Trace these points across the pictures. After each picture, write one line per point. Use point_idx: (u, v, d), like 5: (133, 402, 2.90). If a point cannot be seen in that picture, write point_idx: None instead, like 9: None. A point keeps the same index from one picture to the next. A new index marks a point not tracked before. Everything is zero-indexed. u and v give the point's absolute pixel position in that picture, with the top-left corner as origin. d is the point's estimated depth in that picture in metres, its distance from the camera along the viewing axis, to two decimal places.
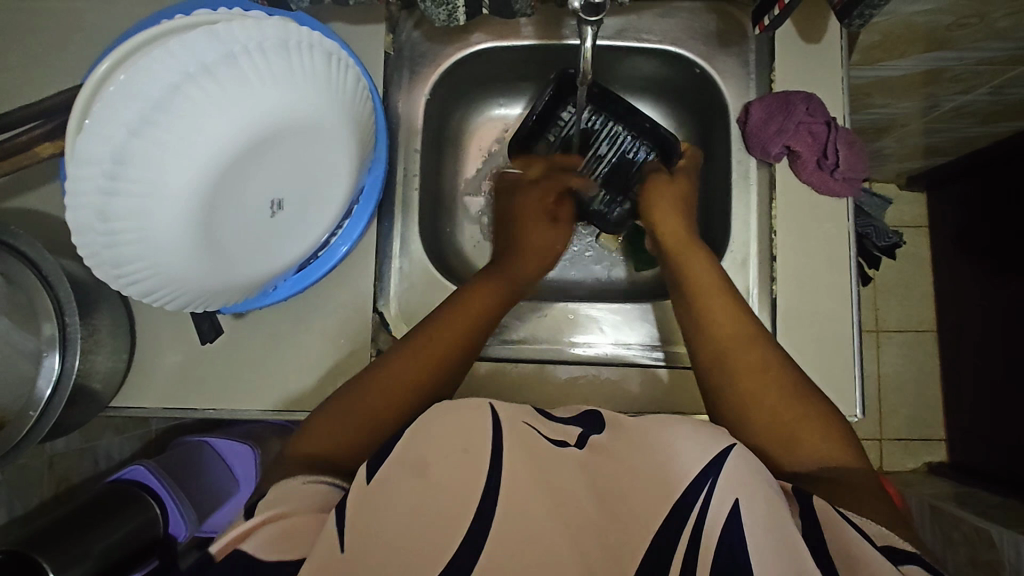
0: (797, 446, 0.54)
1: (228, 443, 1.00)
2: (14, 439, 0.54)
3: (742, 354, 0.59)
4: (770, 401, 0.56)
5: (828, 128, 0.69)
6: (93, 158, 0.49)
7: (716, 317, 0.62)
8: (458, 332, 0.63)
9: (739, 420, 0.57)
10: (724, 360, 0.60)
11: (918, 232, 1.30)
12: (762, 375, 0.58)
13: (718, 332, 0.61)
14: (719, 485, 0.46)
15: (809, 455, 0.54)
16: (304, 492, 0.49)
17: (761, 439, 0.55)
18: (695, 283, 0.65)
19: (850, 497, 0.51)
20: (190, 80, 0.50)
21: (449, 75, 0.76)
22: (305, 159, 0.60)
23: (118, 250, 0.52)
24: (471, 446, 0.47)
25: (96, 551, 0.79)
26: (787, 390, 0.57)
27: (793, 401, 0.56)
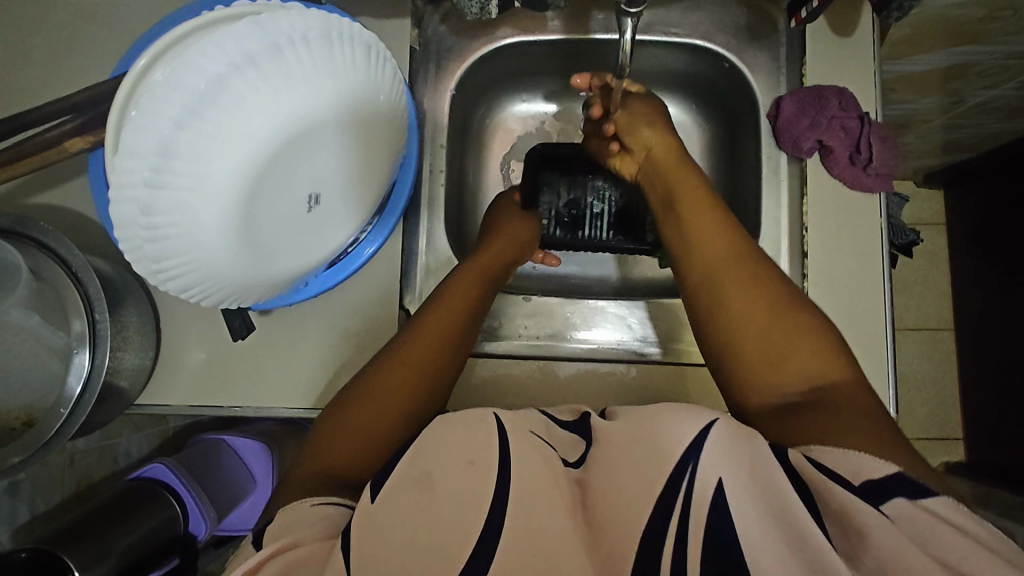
0: (782, 364, 0.50)
1: (244, 441, 0.99)
2: (44, 438, 0.54)
3: (728, 266, 0.55)
4: (754, 314, 0.52)
5: (861, 122, 0.68)
6: (137, 151, 0.47)
7: (700, 233, 0.58)
8: (453, 320, 0.61)
9: (722, 346, 0.53)
10: (710, 274, 0.56)
11: (937, 229, 1.29)
12: (744, 290, 0.54)
13: (704, 247, 0.57)
14: (701, 468, 0.42)
15: (797, 370, 0.50)
16: (315, 516, 0.45)
17: (741, 362, 0.52)
18: (679, 203, 0.61)
19: (844, 421, 0.46)
20: (236, 72, 0.49)
21: (474, 70, 0.75)
22: (339, 153, 0.60)
23: (159, 244, 0.51)
24: (477, 456, 0.45)
25: (119, 547, 0.78)
26: (775, 305, 0.52)
27: (782, 314, 0.52)
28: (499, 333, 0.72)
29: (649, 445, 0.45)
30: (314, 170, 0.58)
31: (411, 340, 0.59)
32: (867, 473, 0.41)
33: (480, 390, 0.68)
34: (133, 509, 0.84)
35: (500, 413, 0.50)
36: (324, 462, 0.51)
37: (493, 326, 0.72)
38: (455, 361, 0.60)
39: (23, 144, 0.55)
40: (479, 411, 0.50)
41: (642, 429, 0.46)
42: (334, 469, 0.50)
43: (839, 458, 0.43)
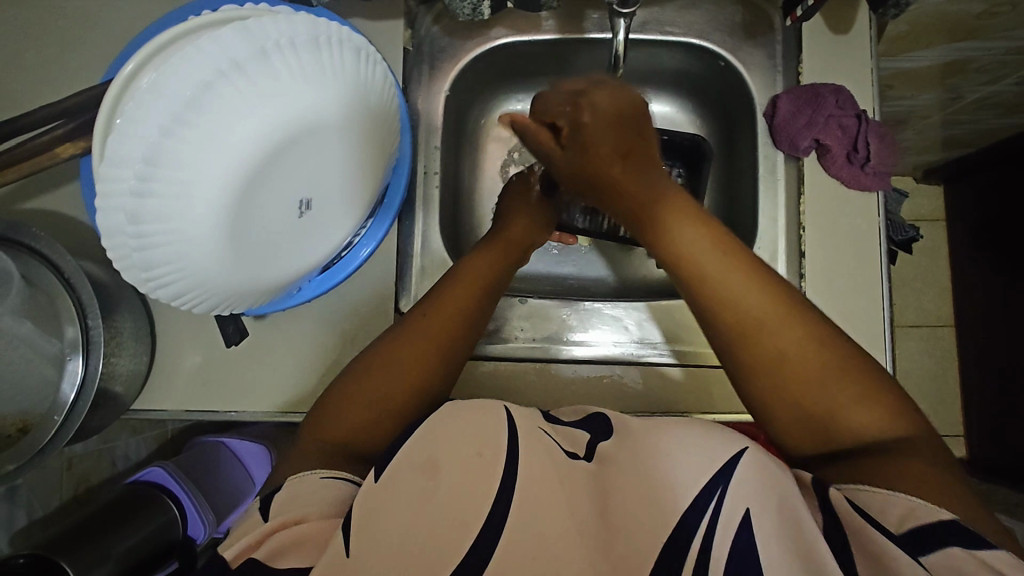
0: (838, 427, 0.46)
1: (243, 444, 0.98)
2: (39, 444, 0.54)
3: (770, 336, 0.48)
4: (803, 373, 0.47)
5: (859, 121, 0.67)
6: (124, 159, 0.47)
7: (736, 301, 0.49)
8: (467, 307, 0.59)
9: (769, 410, 0.49)
10: (753, 347, 0.49)
11: (936, 225, 1.28)
12: (793, 351, 0.48)
13: (737, 316, 0.49)
14: (730, 493, 0.41)
15: (854, 426, 0.46)
16: (321, 492, 0.46)
17: (796, 429, 0.48)
18: (705, 276, 0.51)
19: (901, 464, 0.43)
20: (223, 77, 0.49)
21: (468, 71, 0.75)
22: (331, 158, 0.59)
23: (148, 252, 0.50)
24: (486, 448, 0.44)
25: (116, 552, 0.78)
26: (826, 359, 0.47)
27: (832, 378, 0.47)
28: (495, 335, 0.71)
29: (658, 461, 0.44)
30: (305, 175, 0.58)
31: (416, 324, 0.57)
32: (914, 515, 0.40)
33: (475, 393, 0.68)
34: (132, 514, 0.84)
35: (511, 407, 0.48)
36: (336, 425, 0.52)
37: (491, 327, 0.71)
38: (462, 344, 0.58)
39: (13, 150, 0.54)
40: (496, 404, 0.48)
41: (649, 446, 0.45)
42: (340, 441, 0.51)
43: (889, 499, 0.41)
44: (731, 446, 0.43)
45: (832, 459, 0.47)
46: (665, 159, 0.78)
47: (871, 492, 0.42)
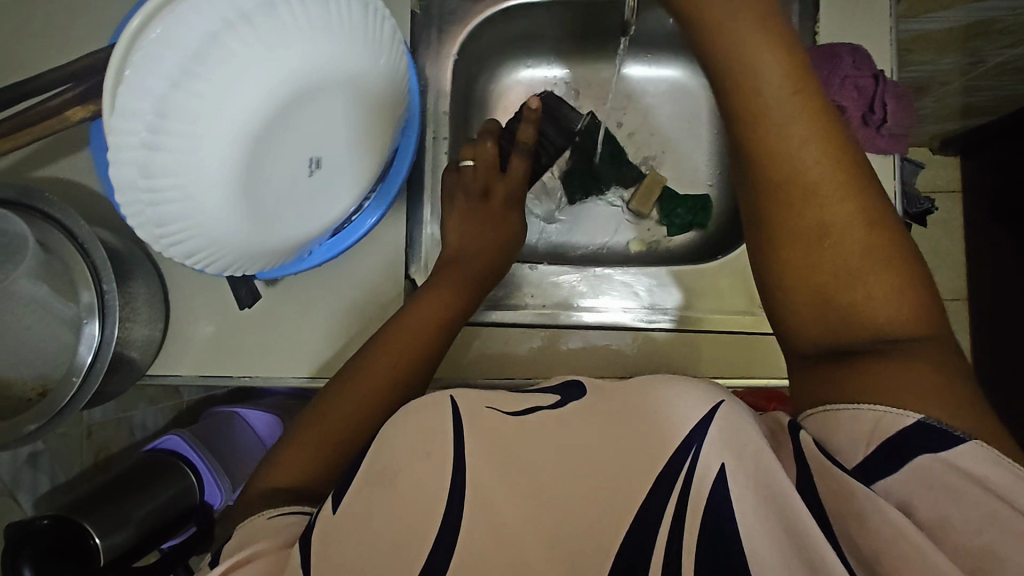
0: (857, 313, 0.44)
1: (253, 411, 1.00)
2: (58, 406, 0.55)
3: (816, 203, 0.45)
4: (832, 230, 0.45)
5: (875, 81, 0.66)
6: (135, 112, 0.48)
7: (788, 157, 0.45)
8: (430, 326, 0.61)
9: (781, 266, 0.47)
10: (790, 209, 0.46)
11: (951, 197, 1.26)
12: (834, 205, 0.45)
13: (787, 176, 0.46)
14: (704, 450, 0.39)
15: (871, 315, 0.44)
16: (272, 526, 0.46)
17: (800, 285, 0.46)
18: (761, 135, 0.46)
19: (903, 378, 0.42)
20: (229, 29, 0.50)
21: (477, 35, 0.73)
22: (339, 116, 0.59)
23: (160, 208, 0.51)
24: (434, 447, 0.42)
25: (137, 516, 0.81)
26: (866, 229, 0.45)
27: (867, 261, 0.44)
28: (506, 302, 0.73)
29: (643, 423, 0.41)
30: (314, 133, 0.58)
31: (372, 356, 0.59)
32: (881, 431, 0.40)
33: (480, 361, 0.69)
34: (153, 478, 0.85)
35: (458, 393, 0.45)
36: (292, 473, 0.53)
37: (500, 295, 0.73)
38: (420, 365, 0.59)
39: (24, 113, 0.54)
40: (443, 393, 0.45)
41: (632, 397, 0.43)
42: (293, 488, 0.52)
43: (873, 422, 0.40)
44: (713, 394, 0.41)
45: (833, 347, 0.45)
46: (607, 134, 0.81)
47: (835, 413, 0.42)
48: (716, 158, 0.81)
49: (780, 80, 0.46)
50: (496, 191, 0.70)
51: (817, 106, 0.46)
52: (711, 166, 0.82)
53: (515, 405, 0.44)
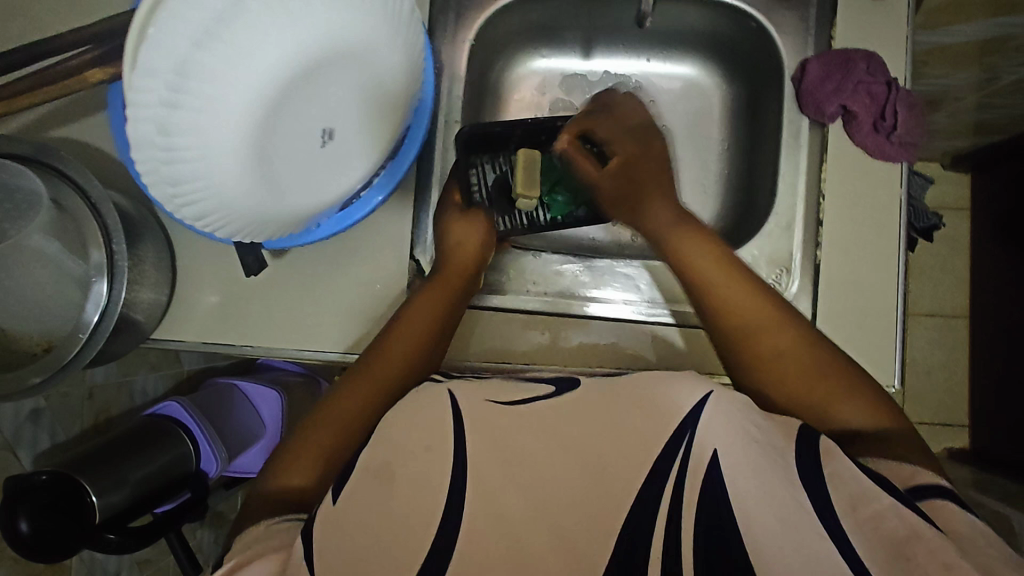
0: (824, 420, 0.53)
1: (256, 387, 1.07)
2: (64, 359, 0.56)
3: (769, 334, 0.56)
4: (799, 379, 0.54)
5: (889, 88, 0.66)
6: (155, 70, 0.50)
7: (738, 306, 0.58)
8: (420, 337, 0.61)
9: (760, 384, 0.56)
10: (753, 349, 0.56)
11: (959, 214, 1.26)
12: (787, 356, 0.55)
13: (738, 316, 0.57)
14: (697, 436, 0.44)
15: (839, 426, 0.53)
16: (271, 533, 0.48)
17: (779, 403, 0.54)
18: (707, 284, 0.59)
19: (883, 446, 0.51)
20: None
21: (493, 22, 0.74)
22: (353, 88, 0.61)
23: (175, 166, 0.53)
24: (433, 441, 0.46)
25: (134, 478, 0.82)
26: (804, 356, 0.55)
27: (817, 375, 0.54)
28: (507, 288, 0.72)
29: (644, 424, 0.45)
30: (326, 104, 0.61)
31: (383, 357, 0.60)
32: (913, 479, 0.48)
33: (480, 347, 0.69)
34: (149, 442, 0.87)
35: (456, 390, 0.51)
36: (294, 479, 0.53)
37: (502, 281, 0.72)
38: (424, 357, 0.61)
39: (44, 72, 0.56)
40: (443, 389, 0.52)
41: (641, 391, 0.48)
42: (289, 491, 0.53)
43: (894, 470, 0.49)
44: (700, 387, 0.47)
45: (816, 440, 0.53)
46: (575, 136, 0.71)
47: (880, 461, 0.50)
48: (726, 160, 0.81)
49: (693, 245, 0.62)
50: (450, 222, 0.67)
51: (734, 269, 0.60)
52: (721, 166, 0.81)
53: (512, 398, 0.51)
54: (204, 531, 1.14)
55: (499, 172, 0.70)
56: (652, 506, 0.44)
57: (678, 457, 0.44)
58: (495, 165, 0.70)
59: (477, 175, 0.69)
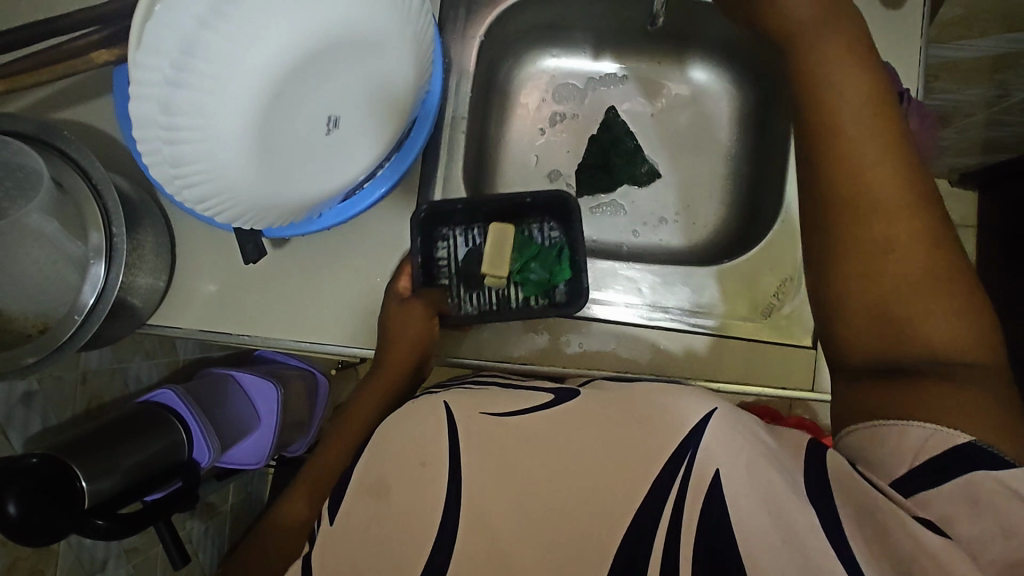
0: (908, 337, 0.45)
1: (254, 381, 1.08)
2: (57, 342, 0.55)
3: (888, 212, 0.46)
4: (892, 274, 0.46)
5: (900, 99, 0.65)
6: (160, 49, 0.51)
7: (869, 166, 0.47)
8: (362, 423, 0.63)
9: (844, 275, 0.48)
10: (858, 221, 0.47)
11: (965, 231, 1.25)
12: (895, 243, 0.46)
13: (865, 178, 0.47)
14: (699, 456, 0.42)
15: (929, 342, 0.45)
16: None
17: (866, 301, 0.47)
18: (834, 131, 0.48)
19: (970, 390, 0.43)
20: None
21: (504, 19, 0.74)
22: (361, 78, 0.60)
23: (175, 146, 0.53)
24: (430, 458, 0.45)
25: (125, 465, 0.81)
26: (920, 254, 0.45)
27: (923, 278, 0.45)
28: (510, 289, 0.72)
29: (643, 437, 0.43)
30: (333, 92, 0.60)
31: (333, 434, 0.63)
32: None
33: (480, 347, 0.69)
34: (140, 430, 0.87)
35: (452, 401, 0.50)
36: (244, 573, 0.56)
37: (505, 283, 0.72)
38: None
39: (51, 51, 0.55)
40: (437, 400, 0.51)
41: (641, 407, 0.46)
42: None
43: None
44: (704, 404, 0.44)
45: (888, 364, 0.46)
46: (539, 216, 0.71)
47: None
48: (734, 167, 0.80)
49: (850, 108, 0.48)
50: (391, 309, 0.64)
51: (894, 150, 0.47)
52: (727, 173, 0.81)
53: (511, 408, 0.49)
54: (194, 521, 1.14)
55: (469, 248, 0.70)
56: (650, 521, 0.41)
57: (678, 477, 0.42)
58: (463, 238, 0.70)
59: (443, 250, 0.69)
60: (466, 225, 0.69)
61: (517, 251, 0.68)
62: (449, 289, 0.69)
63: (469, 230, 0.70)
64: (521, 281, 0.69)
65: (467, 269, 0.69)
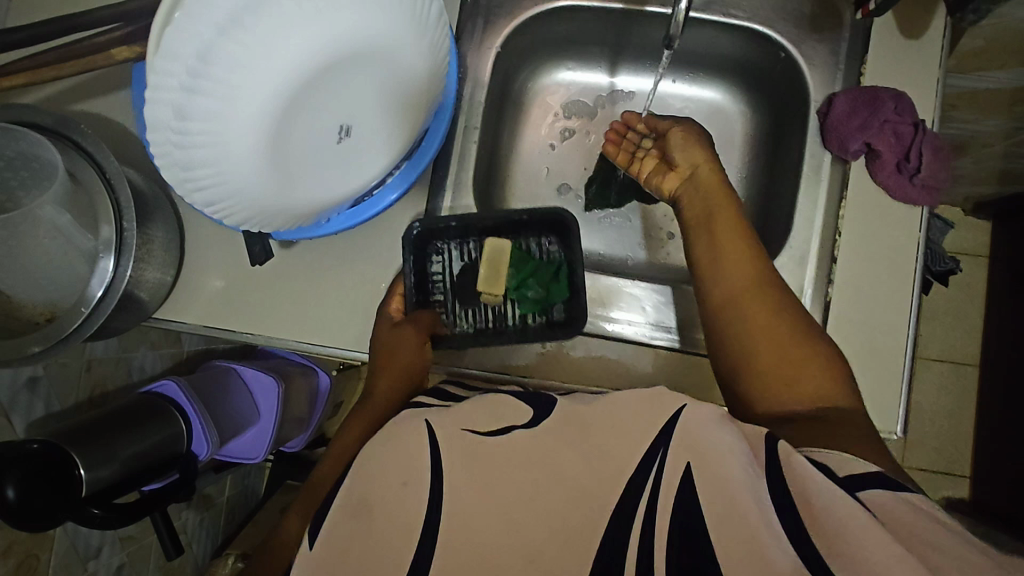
0: (790, 389, 0.55)
1: (255, 375, 1.09)
2: (63, 331, 0.56)
3: (746, 291, 0.59)
4: (767, 359, 0.56)
5: (915, 130, 0.65)
6: (177, 54, 0.49)
7: (726, 257, 0.61)
8: (349, 446, 0.62)
9: (725, 347, 0.59)
10: (729, 303, 0.59)
11: (977, 260, 1.23)
12: (757, 316, 0.58)
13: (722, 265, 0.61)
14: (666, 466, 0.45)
15: (804, 396, 0.55)
16: None
17: (748, 372, 0.57)
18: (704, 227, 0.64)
19: (841, 429, 0.52)
20: None
21: (521, 32, 0.74)
22: (374, 87, 0.61)
23: (189, 152, 0.53)
24: (410, 477, 0.47)
25: (124, 455, 0.82)
26: (785, 342, 0.56)
27: (788, 340, 0.56)
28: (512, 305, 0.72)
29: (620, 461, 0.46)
30: (346, 100, 0.60)
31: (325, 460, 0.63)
32: None
33: (481, 356, 0.69)
34: (140, 421, 0.87)
35: (431, 418, 0.51)
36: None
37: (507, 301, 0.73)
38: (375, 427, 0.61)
39: (73, 46, 0.56)
40: (416, 418, 0.51)
41: (608, 411, 0.49)
42: None
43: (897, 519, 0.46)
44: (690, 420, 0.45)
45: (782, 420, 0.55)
46: (536, 235, 0.72)
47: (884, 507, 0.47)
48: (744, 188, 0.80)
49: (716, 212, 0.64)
50: (383, 327, 0.65)
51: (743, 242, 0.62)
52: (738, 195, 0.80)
53: (487, 428, 0.50)
54: (190, 513, 1.14)
55: (465, 264, 0.72)
56: (625, 520, 0.46)
57: (648, 479, 0.46)
58: (461, 253, 0.71)
59: (437, 267, 0.71)
60: (461, 241, 0.71)
61: (514, 269, 0.70)
62: (448, 307, 0.72)
63: (466, 246, 0.71)
64: (518, 298, 0.71)
65: (462, 286, 0.72)
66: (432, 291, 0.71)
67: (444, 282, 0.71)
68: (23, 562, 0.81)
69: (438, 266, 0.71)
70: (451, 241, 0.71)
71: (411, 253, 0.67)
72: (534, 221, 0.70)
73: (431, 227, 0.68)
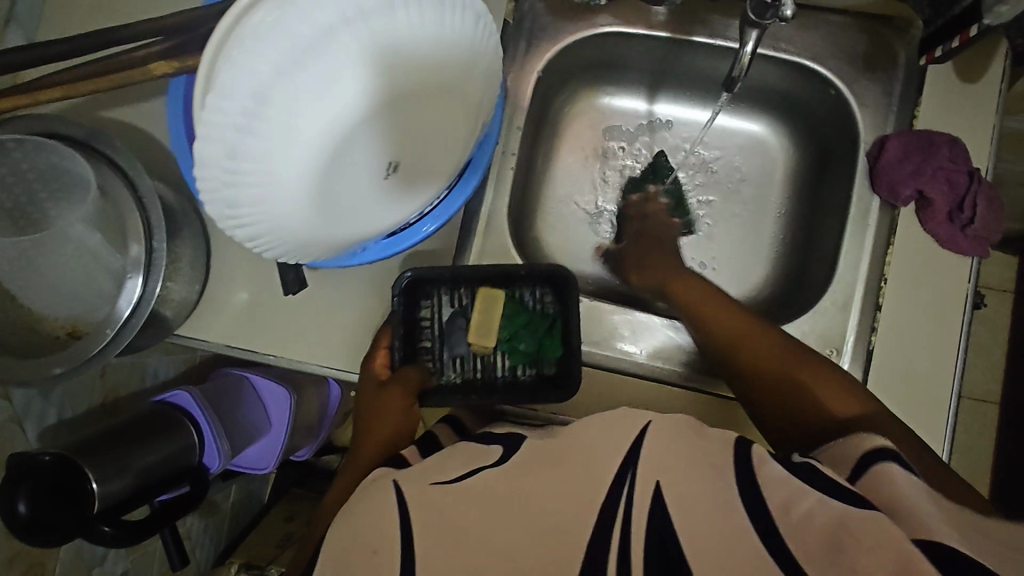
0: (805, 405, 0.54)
1: (267, 383, 1.08)
2: (89, 352, 0.54)
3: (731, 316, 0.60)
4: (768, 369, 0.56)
5: (969, 179, 0.64)
6: (234, 93, 0.48)
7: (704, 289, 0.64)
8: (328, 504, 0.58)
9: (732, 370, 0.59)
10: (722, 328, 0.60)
11: (1003, 296, 1.21)
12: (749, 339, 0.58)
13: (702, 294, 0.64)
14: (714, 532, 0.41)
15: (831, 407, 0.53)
16: None
17: (765, 390, 0.56)
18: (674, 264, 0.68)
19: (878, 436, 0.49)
20: (344, 25, 0.51)
21: (563, 56, 0.72)
22: (423, 123, 0.60)
23: (236, 189, 0.51)
24: (381, 546, 0.44)
25: (137, 468, 0.80)
26: (784, 356, 0.57)
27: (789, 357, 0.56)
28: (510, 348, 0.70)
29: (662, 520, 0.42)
30: (395, 135, 0.59)
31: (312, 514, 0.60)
32: None
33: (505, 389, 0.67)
34: (154, 433, 0.86)
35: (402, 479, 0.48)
36: None
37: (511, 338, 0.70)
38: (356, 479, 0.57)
39: (110, 60, 0.55)
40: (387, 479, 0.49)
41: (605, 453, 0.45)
42: None
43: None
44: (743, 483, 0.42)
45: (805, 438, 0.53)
46: (533, 286, 0.67)
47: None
48: (782, 224, 0.78)
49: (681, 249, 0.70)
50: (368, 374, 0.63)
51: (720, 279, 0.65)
52: (776, 232, 0.78)
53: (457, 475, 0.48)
54: (194, 518, 1.13)
55: (456, 312, 0.68)
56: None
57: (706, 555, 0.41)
58: (451, 301, 0.67)
59: (427, 316, 0.67)
60: (451, 289, 0.67)
61: (507, 319, 0.67)
62: (431, 361, 0.67)
63: (456, 293, 0.67)
64: (509, 349, 0.68)
65: (450, 336, 0.67)
66: (419, 340, 0.67)
67: (432, 333, 0.68)
68: (29, 569, 0.79)
69: (428, 316, 0.67)
70: (442, 290, 0.67)
71: (399, 299, 0.63)
72: (530, 273, 0.65)
73: (423, 278, 0.64)
